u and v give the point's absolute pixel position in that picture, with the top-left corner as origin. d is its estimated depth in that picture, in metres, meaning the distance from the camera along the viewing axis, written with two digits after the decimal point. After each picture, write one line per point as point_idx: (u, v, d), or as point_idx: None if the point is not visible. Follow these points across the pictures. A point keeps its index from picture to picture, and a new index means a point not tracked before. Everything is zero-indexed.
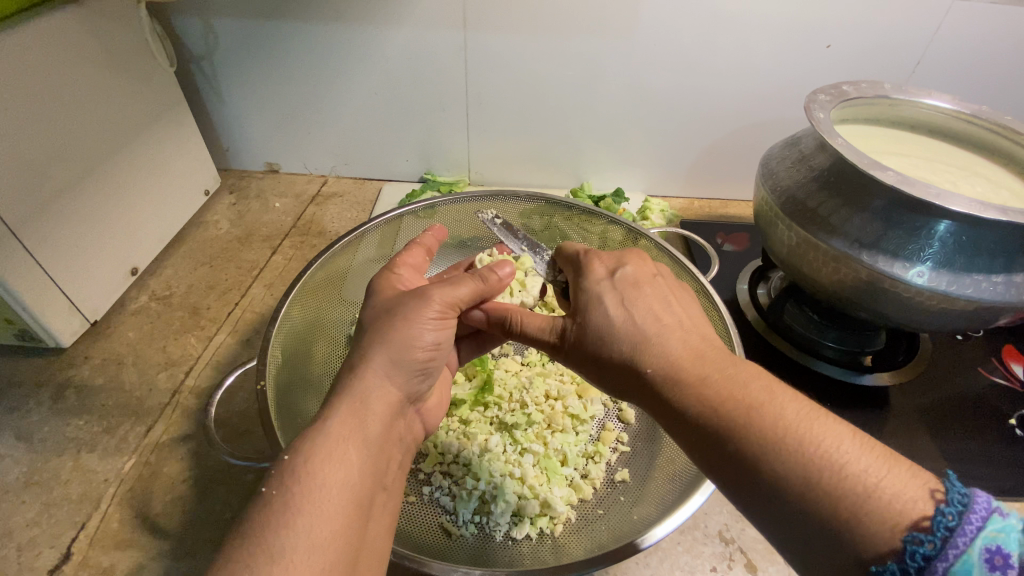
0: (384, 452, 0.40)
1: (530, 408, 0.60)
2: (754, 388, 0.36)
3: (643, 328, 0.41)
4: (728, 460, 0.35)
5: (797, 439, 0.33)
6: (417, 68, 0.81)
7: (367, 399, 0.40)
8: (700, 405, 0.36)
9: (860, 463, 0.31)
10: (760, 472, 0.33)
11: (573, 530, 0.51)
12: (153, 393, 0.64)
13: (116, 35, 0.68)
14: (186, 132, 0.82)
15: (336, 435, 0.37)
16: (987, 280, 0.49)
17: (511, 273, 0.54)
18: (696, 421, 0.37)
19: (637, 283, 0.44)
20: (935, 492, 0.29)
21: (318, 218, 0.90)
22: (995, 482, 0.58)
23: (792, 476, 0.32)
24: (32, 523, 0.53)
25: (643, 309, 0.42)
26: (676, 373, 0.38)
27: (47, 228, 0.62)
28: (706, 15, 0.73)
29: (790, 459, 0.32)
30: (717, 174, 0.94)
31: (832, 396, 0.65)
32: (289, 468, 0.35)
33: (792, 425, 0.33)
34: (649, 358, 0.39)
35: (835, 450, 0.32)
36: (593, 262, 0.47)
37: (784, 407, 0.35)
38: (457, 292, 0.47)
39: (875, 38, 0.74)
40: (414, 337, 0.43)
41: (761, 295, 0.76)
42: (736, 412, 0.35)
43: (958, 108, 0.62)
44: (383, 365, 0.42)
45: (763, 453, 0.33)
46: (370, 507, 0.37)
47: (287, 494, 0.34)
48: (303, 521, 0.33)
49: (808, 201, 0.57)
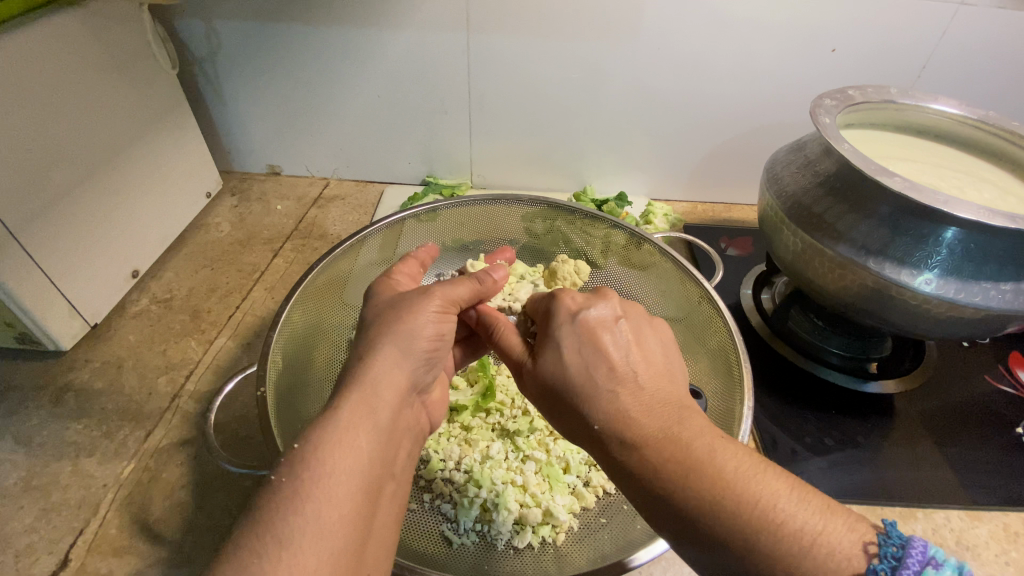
0: (391, 442, 0.39)
1: (532, 415, 0.60)
2: (698, 441, 0.35)
3: (597, 376, 0.38)
4: (674, 518, 0.34)
5: (738, 499, 0.32)
6: (420, 71, 0.81)
7: (377, 386, 0.39)
8: (645, 463, 0.35)
9: (798, 522, 0.31)
10: (705, 530, 0.33)
11: (575, 539, 0.50)
12: (153, 397, 0.64)
13: (117, 36, 0.68)
14: (188, 134, 0.82)
15: (345, 422, 0.36)
16: (995, 288, 0.49)
17: (506, 274, 0.54)
18: (641, 477, 0.35)
19: (598, 323, 0.41)
20: (870, 547, 0.30)
21: (320, 221, 0.90)
22: (1001, 491, 0.57)
23: (732, 537, 0.32)
24: (30, 528, 0.52)
25: (599, 354, 0.39)
26: (621, 425, 0.36)
27: (46, 230, 0.61)
28: (711, 19, 0.73)
29: (732, 520, 0.32)
30: (720, 178, 0.94)
31: (837, 403, 0.64)
32: (298, 454, 0.34)
33: (734, 481, 0.33)
34: (597, 411, 0.37)
35: (774, 509, 0.31)
36: (563, 296, 0.44)
37: (727, 462, 0.34)
38: (457, 290, 0.47)
39: (882, 41, 0.74)
40: (419, 328, 0.43)
41: (765, 300, 0.75)
42: (681, 471, 0.34)
43: (964, 114, 0.62)
44: (392, 352, 0.41)
45: (707, 513, 0.32)
46: (378, 496, 0.36)
47: (296, 480, 0.33)
48: (311, 506, 0.32)
49: (814, 206, 0.56)
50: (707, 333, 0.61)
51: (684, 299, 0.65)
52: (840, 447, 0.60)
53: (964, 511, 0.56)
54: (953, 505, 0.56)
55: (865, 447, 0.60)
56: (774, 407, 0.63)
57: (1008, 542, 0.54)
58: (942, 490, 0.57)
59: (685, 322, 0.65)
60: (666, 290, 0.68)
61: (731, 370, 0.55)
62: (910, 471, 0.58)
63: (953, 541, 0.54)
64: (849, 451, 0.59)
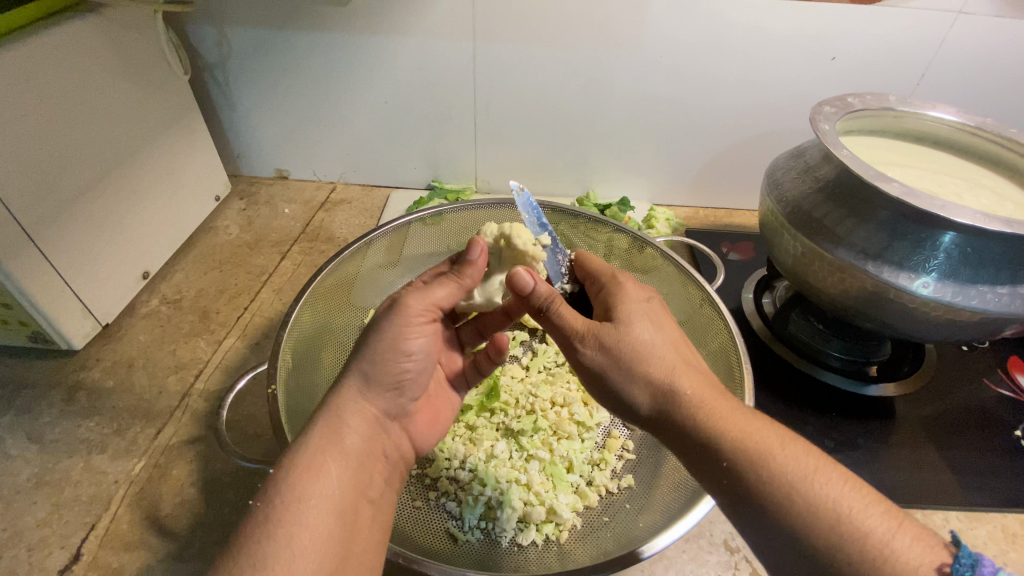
0: (367, 467, 0.40)
1: (536, 414, 0.61)
2: (767, 432, 0.38)
3: (664, 363, 0.42)
4: (743, 499, 0.37)
5: (814, 488, 0.35)
6: (426, 77, 0.82)
7: (340, 415, 0.41)
8: (721, 441, 0.38)
9: (866, 517, 0.33)
10: (776, 512, 0.35)
11: (579, 537, 0.51)
12: (164, 395, 0.65)
13: (132, 43, 0.70)
14: (198, 139, 0.83)
15: (312, 450, 0.38)
16: (992, 292, 0.50)
17: (484, 246, 0.48)
18: (714, 457, 0.38)
19: (659, 316, 0.46)
20: (943, 566, 0.31)
21: (327, 225, 0.91)
22: (999, 493, 0.58)
23: (811, 525, 0.34)
24: (43, 523, 0.53)
25: (666, 342, 0.43)
26: (695, 409, 0.40)
27: (61, 231, 0.63)
28: (711, 27, 0.74)
29: (803, 503, 0.34)
30: (721, 183, 0.95)
31: (836, 405, 0.65)
32: (271, 481, 0.37)
33: (804, 471, 0.35)
34: (673, 393, 0.40)
35: (842, 498, 0.34)
36: (619, 291, 0.48)
37: (796, 455, 0.36)
38: (431, 294, 0.46)
39: (880, 50, 0.75)
40: (388, 349, 0.43)
41: (766, 304, 0.76)
42: (752, 454, 0.37)
43: (962, 120, 0.63)
44: (356, 382, 0.43)
45: (776, 495, 0.35)
46: (354, 520, 0.38)
47: (268, 506, 0.35)
48: (283, 531, 0.34)
49: (813, 211, 0.57)
50: (709, 335, 0.62)
51: (686, 302, 0.66)
52: (840, 448, 0.61)
53: (963, 512, 0.57)
54: (951, 506, 0.57)
55: (865, 449, 0.61)
56: (775, 410, 0.64)
57: (1005, 543, 0.55)
58: (940, 491, 0.58)
59: (687, 324, 0.66)
60: (668, 293, 0.69)
61: (732, 371, 0.56)
62: (909, 472, 0.59)
63: None
64: (849, 453, 0.60)
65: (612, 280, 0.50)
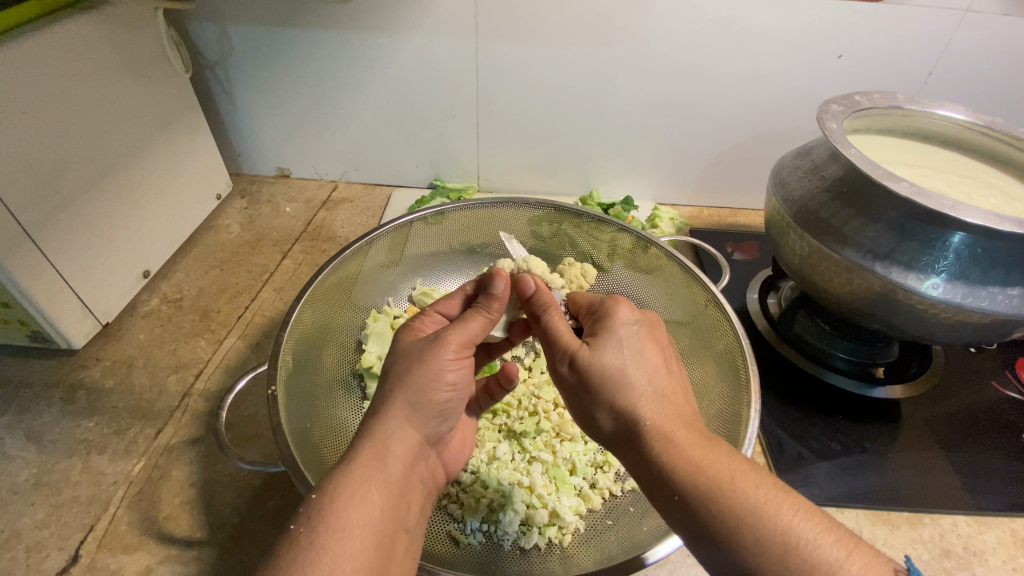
0: (404, 494, 0.40)
1: (539, 416, 0.60)
2: (730, 462, 0.37)
3: (634, 387, 0.41)
4: (697, 528, 0.35)
5: (767, 522, 0.33)
6: (429, 76, 0.82)
7: (387, 442, 0.40)
8: (675, 468, 0.37)
9: (823, 552, 0.32)
10: (727, 543, 0.34)
11: (582, 541, 0.51)
12: (164, 395, 0.65)
13: (132, 40, 0.69)
14: (199, 136, 0.83)
15: (358, 476, 0.37)
16: (1003, 293, 0.49)
17: (507, 279, 0.47)
18: (671, 483, 0.37)
19: (641, 339, 0.44)
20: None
21: (328, 224, 0.90)
22: (1008, 497, 0.57)
23: (758, 560, 0.32)
24: (41, 524, 0.53)
25: (638, 366, 0.42)
26: (656, 433, 0.39)
27: (61, 229, 0.62)
28: (716, 26, 0.73)
29: (755, 536, 0.33)
30: (725, 182, 0.94)
31: (843, 407, 0.64)
32: (313, 505, 0.36)
33: (759, 503, 0.34)
34: (638, 417, 0.39)
35: (798, 533, 0.33)
36: (605, 313, 0.47)
37: (756, 485, 0.35)
38: (466, 330, 0.45)
39: (887, 49, 0.74)
40: (432, 380, 0.42)
41: (771, 305, 0.76)
42: (708, 483, 0.35)
43: (971, 119, 0.62)
44: (402, 408, 0.41)
45: (726, 526, 0.34)
46: (392, 549, 0.37)
47: (313, 532, 0.34)
48: (328, 559, 0.33)
49: (820, 211, 0.56)
50: (714, 336, 0.61)
51: (691, 302, 0.65)
52: (847, 451, 0.60)
53: (971, 517, 0.56)
54: (959, 510, 0.56)
55: (872, 452, 0.60)
56: (780, 412, 0.63)
57: (1014, 548, 0.54)
58: (948, 495, 0.57)
59: (692, 325, 0.65)
60: (672, 294, 0.68)
61: (737, 373, 0.55)
62: (916, 475, 0.58)
63: (960, 546, 0.54)
64: (855, 456, 0.59)
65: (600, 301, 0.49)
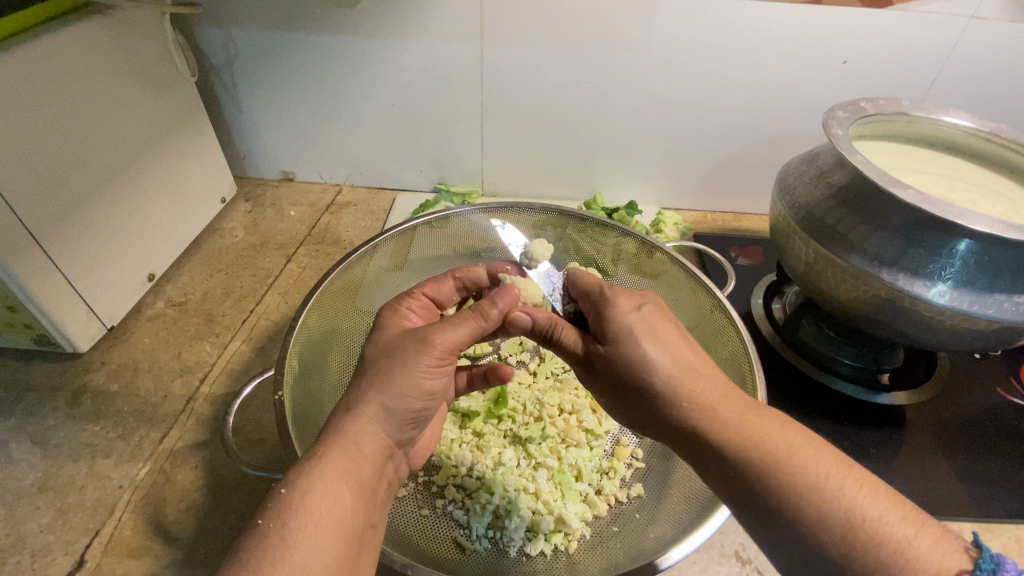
0: (374, 491, 0.39)
1: (544, 421, 0.60)
2: (782, 432, 0.37)
3: (669, 371, 0.40)
4: (755, 502, 0.36)
5: (830, 485, 0.34)
6: (433, 80, 0.82)
7: (361, 441, 0.39)
8: (731, 445, 0.37)
9: (882, 513, 0.33)
10: (792, 513, 0.34)
11: (588, 547, 0.50)
12: (169, 399, 0.65)
13: (138, 44, 0.69)
14: (205, 140, 0.83)
15: (329, 474, 0.37)
16: (1009, 301, 0.49)
17: (514, 301, 0.48)
18: (726, 462, 0.37)
19: (663, 320, 0.44)
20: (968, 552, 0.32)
21: (333, 227, 0.90)
22: (1015, 504, 0.57)
23: (827, 524, 0.33)
24: (46, 529, 0.53)
25: (671, 346, 0.42)
26: (706, 413, 0.39)
27: (67, 233, 0.62)
28: (721, 31, 0.73)
29: (818, 504, 0.34)
30: (729, 187, 0.94)
31: (848, 413, 0.64)
32: (284, 502, 0.35)
33: (818, 469, 0.35)
34: (682, 399, 0.39)
35: (857, 495, 0.34)
36: (613, 296, 0.46)
37: (809, 454, 0.36)
38: (456, 336, 0.43)
39: (891, 55, 0.74)
40: (410, 386, 0.41)
41: (776, 310, 0.76)
42: (765, 456, 0.36)
43: (976, 126, 0.62)
44: (378, 410, 0.40)
45: (791, 495, 0.34)
46: (361, 545, 0.37)
47: (281, 529, 0.34)
48: (298, 556, 0.33)
49: (826, 217, 0.56)
50: (719, 342, 0.61)
51: (696, 308, 0.65)
52: (852, 458, 0.60)
53: (977, 524, 0.56)
54: (965, 517, 0.56)
55: (878, 459, 0.60)
56: None
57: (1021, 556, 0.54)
58: (953, 501, 0.57)
59: (696, 330, 0.65)
60: (677, 300, 0.68)
61: (744, 380, 0.55)
62: (922, 482, 0.58)
63: None
64: (861, 462, 0.59)
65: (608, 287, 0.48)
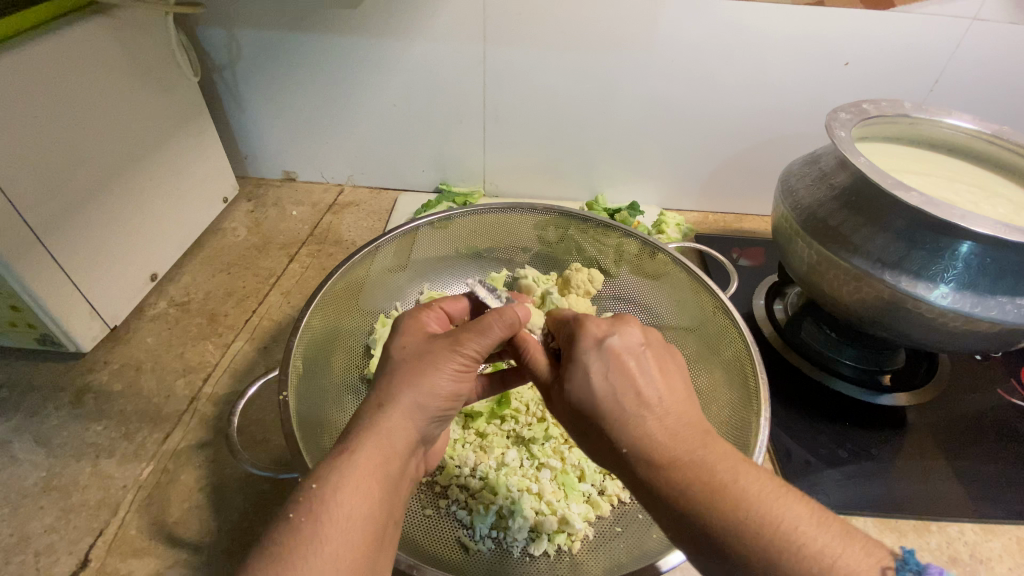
0: (400, 487, 0.40)
1: (547, 422, 0.60)
2: (725, 465, 0.34)
3: (625, 402, 0.37)
4: (694, 539, 0.34)
5: (766, 523, 0.32)
6: (435, 80, 0.82)
7: (392, 437, 0.39)
8: (672, 483, 0.34)
9: (819, 543, 0.31)
10: (728, 551, 0.32)
11: (591, 548, 0.51)
12: (172, 399, 0.65)
13: (141, 44, 0.69)
14: (207, 139, 0.83)
15: (361, 468, 0.37)
16: (1010, 303, 0.49)
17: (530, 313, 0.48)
18: (666, 499, 0.35)
19: (629, 348, 0.39)
20: (888, 569, 0.31)
21: (335, 227, 0.90)
22: (1015, 505, 0.57)
23: (762, 566, 0.31)
24: (50, 528, 0.53)
25: (630, 380, 0.38)
26: (648, 450, 0.36)
27: (69, 232, 0.62)
28: (724, 32, 0.73)
29: (755, 544, 0.32)
30: (731, 188, 0.94)
31: (850, 414, 0.64)
32: (316, 496, 0.35)
33: (757, 505, 0.33)
34: (630, 436, 0.36)
35: (794, 530, 0.32)
36: (586, 319, 0.42)
37: (749, 488, 0.33)
38: (484, 343, 0.43)
39: (893, 57, 0.75)
40: (437, 387, 0.41)
41: (778, 311, 0.76)
42: (705, 493, 0.33)
43: (978, 128, 0.62)
44: (411, 406, 0.40)
45: (727, 534, 0.32)
46: (386, 541, 0.37)
47: (313, 521, 0.34)
48: (329, 550, 0.33)
49: (829, 219, 0.57)
50: (722, 343, 0.61)
51: (698, 309, 0.65)
52: (854, 459, 0.60)
53: (978, 525, 0.56)
54: (966, 518, 0.56)
55: (879, 460, 0.60)
56: (788, 419, 0.63)
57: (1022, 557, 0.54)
58: (954, 502, 0.57)
59: (699, 332, 0.65)
60: (680, 300, 0.68)
61: (747, 381, 0.55)
62: (923, 483, 0.58)
63: (967, 554, 0.54)
64: (863, 463, 0.59)
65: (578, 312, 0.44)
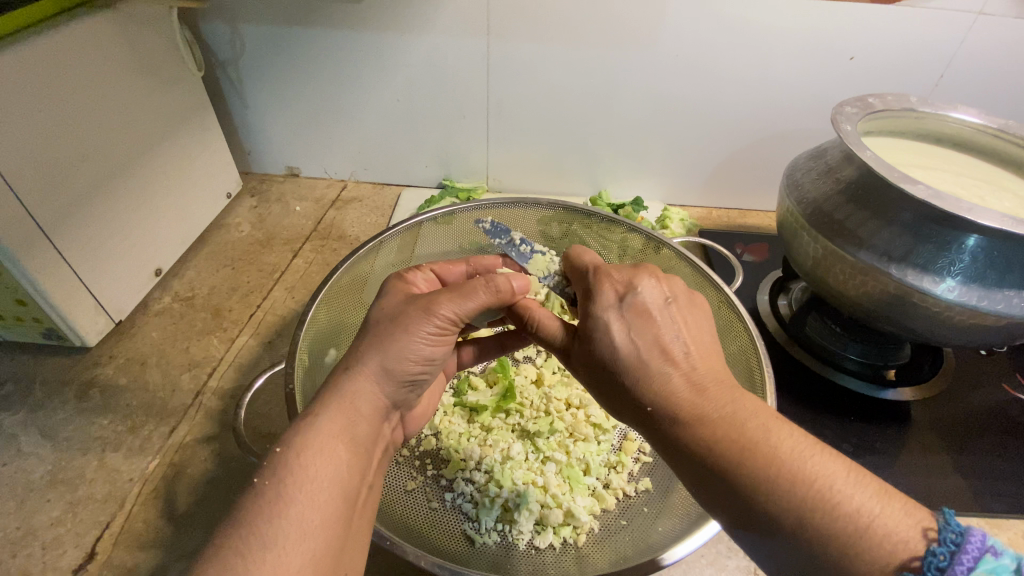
0: (369, 452, 0.40)
1: (552, 416, 0.60)
2: (753, 422, 0.34)
3: (650, 358, 0.37)
4: (721, 495, 0.34)
5: (796, 479, 0.32)
6: (439, 76, 0.82)
7: (357, 400, 0.40)
8: (700, 440, 0.34)
9: (855, 501, 0.31)
10: (755, 507, 0.32)
11: (596, 540, 0.51)
12: (177, 393, 0.65)
13: (146, 38, 0.69)
14: (211, 134, 0.83)
15: (325, 431, 0.37)
16: (1018, 296, 0.49)
17: (527, 283, 0.48)
18: (693, 457, 0.35)
19: (652, 305, 0.39)
20: (928, 532, 0.30)
21: (338, 223, 0.90)
22: (1019, 499, 0.57)
23: (790, 520, 0.31)
24: (57, 521, 0.53)
25: (654, 337, 0.37)
26: (675, 409, 0.35)
27: (75, 227, 0.63)
28: (728, 26, 0.73)
29: (784, 498, 0.32)
30: (734, 183, 0.94)
31: (855, 408, 0.64)
32: (279, 459, 0.35)
33: (786, 461, 0.33)
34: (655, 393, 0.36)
35: (824, 485, 0.32)
36: (607, 277, 0.42)
37: (778, 445, 0.33)
38: (463, 307, 0.43)
39: (899, 50, 0.74)
40: (410, 350, 0.42)
41: (783, 307, 0.76)
42: (734, 449, 0.33)
43: (984, 122, 0.62)
44: (376, 370, 0.41)
45: (754, 490, 0.32)
46: (356, 502, 0.37)
47: (278, 483, 0.34)
48: (295, 510, 0.33)
49: (836, 213, 0.56)
50: (727, 337, 0.61)
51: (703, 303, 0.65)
52: (858, 453, 0.60)
53: (982, 518, 0.56)
54: (970, 512, 0.56)
55: (883, 454, 0.60)
56: (793, 413, 0.63)
57: None
58: (959, 496, 0.57)
59: None
60: None
61: (752, 374, 0.55)
62: (929, 477, 0.58)
63: None
64: (866, 457, 0.60)
65: (599, 270, 0.43)
